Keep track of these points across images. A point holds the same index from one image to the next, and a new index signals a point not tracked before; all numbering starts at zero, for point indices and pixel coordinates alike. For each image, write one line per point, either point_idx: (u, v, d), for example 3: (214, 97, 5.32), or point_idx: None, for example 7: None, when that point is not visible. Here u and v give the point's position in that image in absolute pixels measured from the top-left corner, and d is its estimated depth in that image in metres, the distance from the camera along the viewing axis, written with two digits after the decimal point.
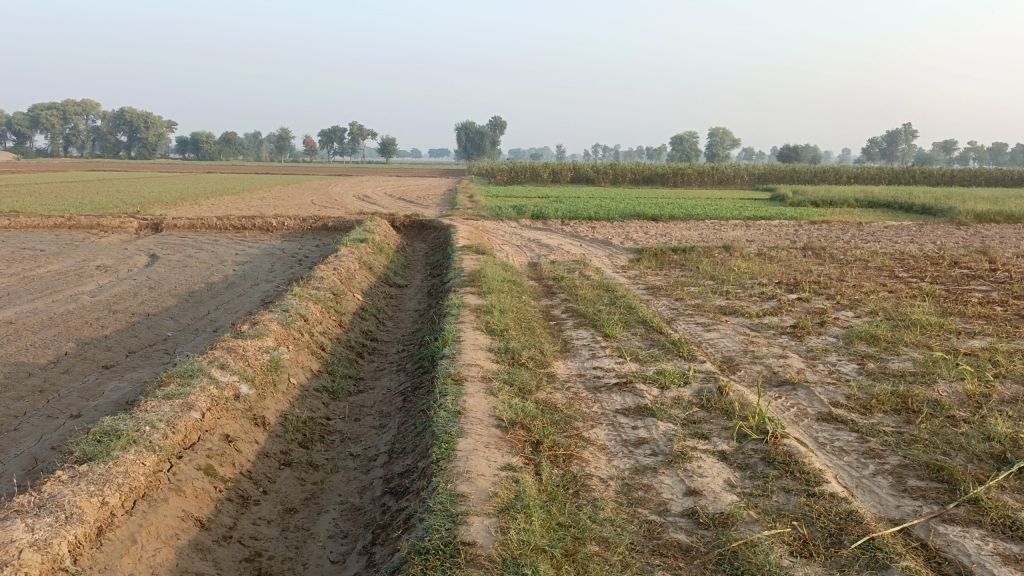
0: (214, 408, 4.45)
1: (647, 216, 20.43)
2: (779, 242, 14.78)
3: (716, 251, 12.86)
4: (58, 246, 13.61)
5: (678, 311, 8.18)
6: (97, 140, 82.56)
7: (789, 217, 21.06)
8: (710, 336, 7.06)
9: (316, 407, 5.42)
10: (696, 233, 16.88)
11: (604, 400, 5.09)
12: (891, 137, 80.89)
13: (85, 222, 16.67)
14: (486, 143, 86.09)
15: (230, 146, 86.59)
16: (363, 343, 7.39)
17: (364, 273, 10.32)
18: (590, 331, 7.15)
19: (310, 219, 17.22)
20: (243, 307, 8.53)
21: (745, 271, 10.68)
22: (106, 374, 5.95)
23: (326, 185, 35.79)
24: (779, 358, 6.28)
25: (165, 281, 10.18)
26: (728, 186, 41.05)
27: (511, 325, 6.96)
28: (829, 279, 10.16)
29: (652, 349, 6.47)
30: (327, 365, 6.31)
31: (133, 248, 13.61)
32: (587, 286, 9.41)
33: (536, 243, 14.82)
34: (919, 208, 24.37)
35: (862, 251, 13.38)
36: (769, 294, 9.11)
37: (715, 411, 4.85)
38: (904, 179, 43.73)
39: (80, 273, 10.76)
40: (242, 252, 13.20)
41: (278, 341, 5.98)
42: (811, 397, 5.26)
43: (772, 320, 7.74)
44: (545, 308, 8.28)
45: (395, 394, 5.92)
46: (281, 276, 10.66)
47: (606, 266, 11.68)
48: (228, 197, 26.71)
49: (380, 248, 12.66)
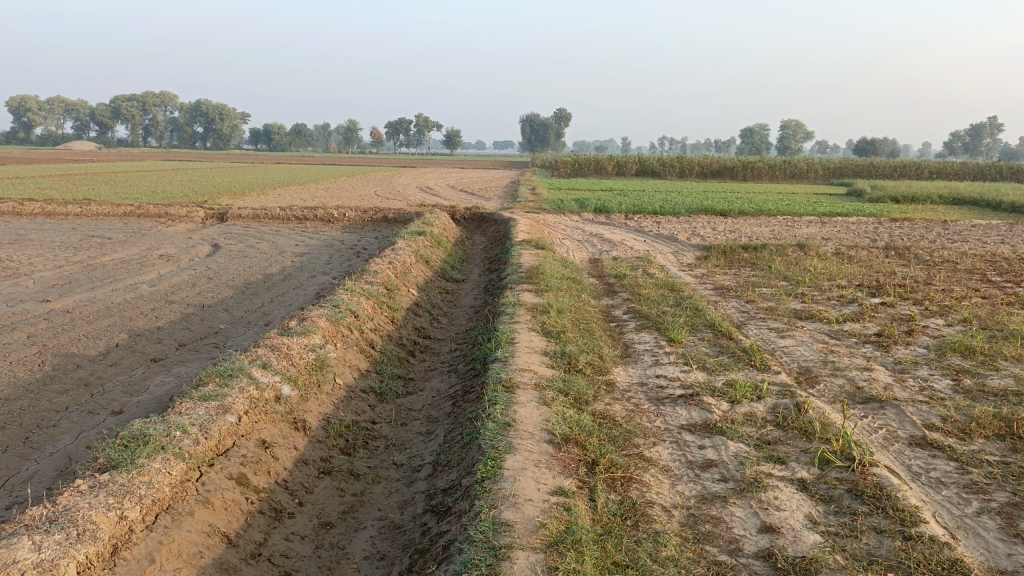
0: (252, 411, 4.21)
1: (715, 210, 19.73)
2: (858, 241, 13.98)
3: (790, 249, 12.19)
4: (125, 234, 13.84)
5: (749, 314, 7.66)
6: (175, 131, 85.45)
7: (867, 214, 20.03)
8: (785, 343, 6.55)
9: (361, 410, 5.15)
10: (767, 229, 16.17)
11: (668, 415, 4.68)
12: (976, 131, 77.18)
13: (154, 211, 16.97)
14: (552, 136, 85.68)
15: (299, 138, 88.24)
16: (415, 341, 7.12)
17: (421, 267, 10.09)
18: (654, 334, 6.72)
19: (372, 211, 17.15)
20: (298, 300, 8.38)
21: (822, 272, 10.04)
22: (154, 368, 5.83)
23: (391, 176, 35.94)
24: (863, 371, 5.75)
25: (223, 272, 10.15)
26: (801, 179, 39.69)
27: (569, 326, 6.59)
28: (915, 282, 9.46)
29: (721, 357, 6.01)
30: (376, 364, 6.06)
31: (197, 237, 13.75)
32: (651, 285, 8.96)
33: (598, 238, 14.37)
34: (1009, 206, 22.94)
35: (950, 252, 12.53)
36: (849, 298, 8.50)
37: (792, 431, 4.39)
38: (992, 176, 41.40)
39: (143, 262, 10.85)
40: (302, 243, 13.16)
41: (326, 338, 5.75)
42: (902, 418, 4.75)
43: (853, 327, 7.17)
44: (605, 308, 7.88)
45: (445, 397, 5.61)
46: (338, 268, 10.52)
47: (672, 264, 11.19)
48: (294, 188, 27.05)
49: (438, 241, 12.44)
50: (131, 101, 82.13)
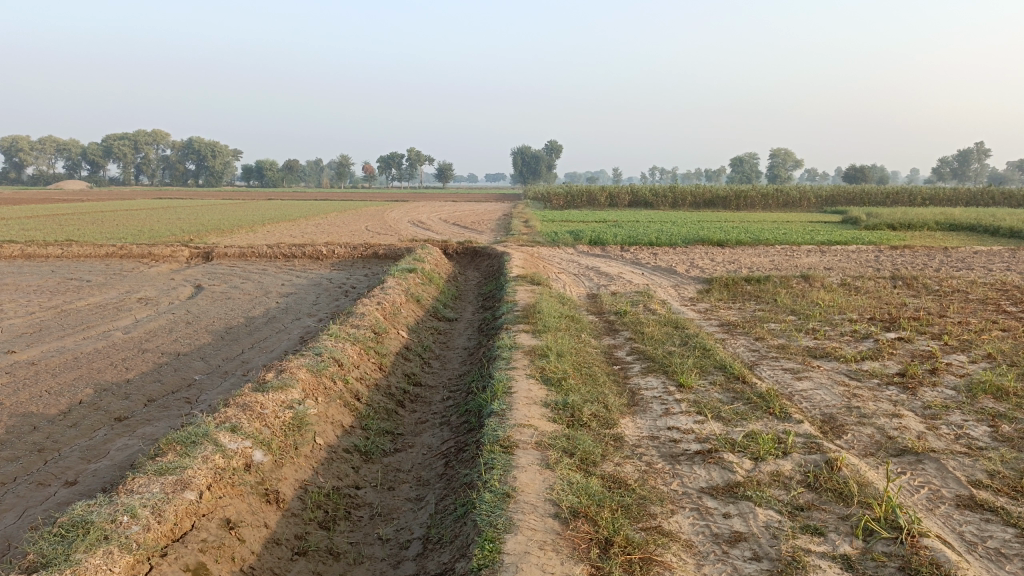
0: (216, 486, 3.72)
1: (712, 240, 19.39)
2: (861, 271, 13.60)
3: (794, 281, 11.79)
4: (106, 276, 13.36)
5: (760, 353, 7.20)
6: (167, 169, 85.37)
7: (866, 242, 19.75)
8: (803, 386, 6.09)
9: (343, 474, 4.65)
10: (767, 259, 15.80)
11: (685, 476, 4.18)
12: (963, 158, 77.77)
13: (137, 252, 16.50)
14: (544, 168, 85.83)
15: (292, 174, 88.23)
16: (405, 390, 6.63)
17: (411, 306, 9.63)
18: (661, 379, 6.25)
19: (362, 247, 16.74)
20: (280, 346, 7.89)
21: (830, 305, 9.63)
22: (117, 429, 5.31)
23: (383, 211, 35.67)
24: (892, 418, 5.27)
25: (204, 315, 9.67)
26: (794, 208, 39.58)
27: (571, 372, 6.11)
28: (929, 315, 9.04)
29: (737, 404, 5.52)
30: (361, 420, 5.56)
31: (180, 278, 13.27)
32: (654, 323, 8.51)
33: (595, 272, 13.96)
34: (1007, 232, 22.71)
35: (959, 281, 12.14)
36: (863, 333, 8.07)
37: (826, 494, 3.92)
38: (985, 201, 41.38)
39: (120, 306, 10.36)
40: (288, 283, 12.69)
41: (305, 393, 5.26)
42: (944, 474, 4.27)
43: (873, 366, 6.72)
44: (607, 348, 7.40)
45: (437, 456, 5.11)
46: (325, 309, 10.05)
47: (673, 298, 10.75)
48: (284, 224, 26.67)
49: (430, 277, 12.01)
50: (123, 140, 82.16)
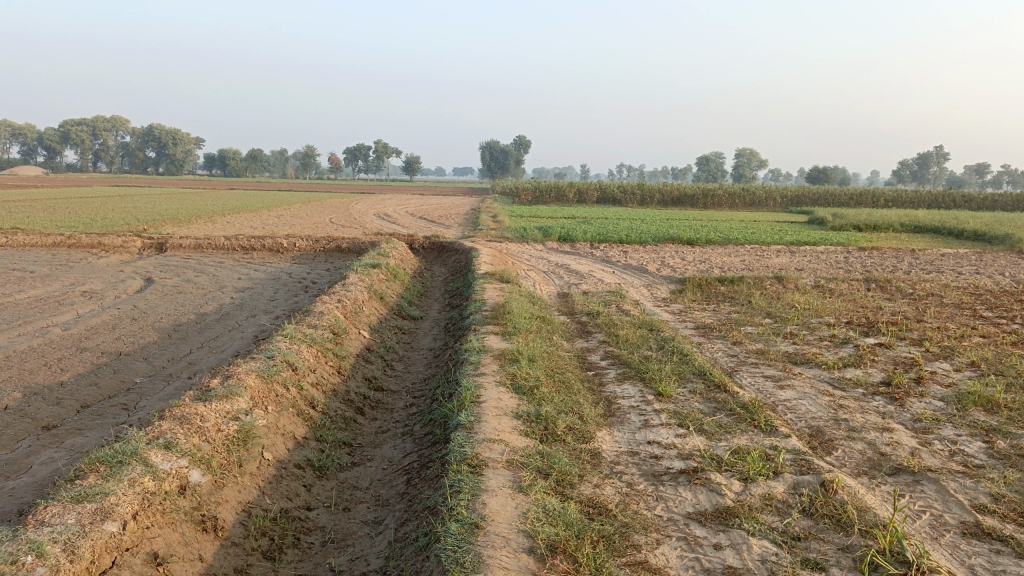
0: (143, 514, 3.27)
1: (682, 238, 19.18)
2: (833, 272, 13.45)
3: (768, 282, 11.56)
4: (50, 267, 12.64)
5: (739, 359, 6.89)
6: (125, 156, 83.24)
7: (835, 243, 19.69)
8: (786, 395, 5.78)
9: (293, 493, 4.21)
10: (738, 259, 15.60)
11: (670, 499, 3.82)
12: (923, 160, 79.26)
13: (86, 241, 15.73)
14: (511, 163, 85.44)
15: (255, 163, 86.64)
16: (365, 396, 6.19)
17: (374, 304, 9.16)
18: (638, 387, 5.90)
19: (324, 240, 16.18)
20: (231, 346, 7.38)
21: (807, 308, 9.40)
22: (43, 440, 4.79)
23: (349, 203, 35.03)
24: (882, 433, 4.98)
25: (152, 311, 9.10)
26: (760, 207, 39.74)
27: (543, 379, 5.72)
28: (906, 320, 8.85)
29: (719, 416, 5.18)
30: (316, 431, 5.12)
31: (130, 270, 12.61)
32: (627, 325, 8.17)
33: (565, 269, 13.61)
34: (971, 234, 22.93)
35: (932, 284, 12.02)
36: (842, 338, 7.82)
37: (824, 522, 3.58)
38: (946, 204, 41.95)
39: (61, 299, 9.72)
40: (245, 277, 12.11)
41: (254, 402, 4.80)
42: (945, 498, 3.98)
43: (856, 374, 6.45)
44: (580, 352, 7.03)
45: (399, 471, 4.69)
46: (282, 306, 9.54)
47: (646, 298, 10.45)
48: (246, 215, 25.89)
49: (395, 273, 11.53)
50: (79, 125, 79.86)
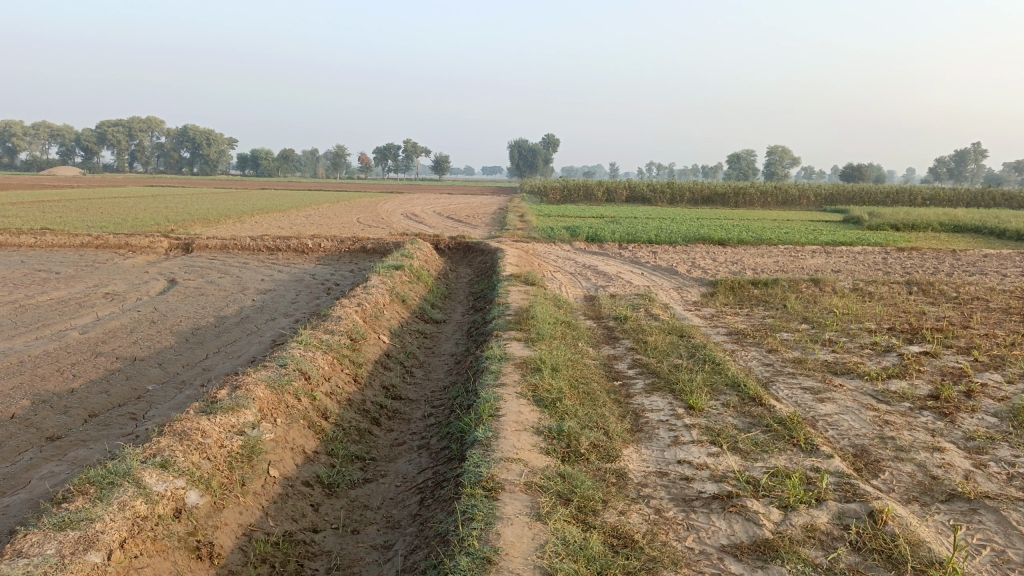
0: (131, 542, 3.06)
1: (713, 238, 18.73)
2: (872, 274, 12.96)
3: (803, 285, 11.14)
4: (75, 268, 12.63)
5: (775, 369, 6.53)
6: (160, 157, 84.48)
7: (872, 243, 19.11)
8: (827, 410, 5.42)
9: (298, 514, 3.96)
10: (772, 260, 15.14)
11: (702, 529, 3.50)
12: (962, 157, 77.38)
13: (113, 242, 15.76)
14: (540, 162, 85.04)
15: (286, 163, 87.38)
16: (381, 405, 5.94)
17: (395, 307, 8.94)
18: (667, 399, 5.58)
19: (349, 240, 16.04)
20: (248, 351, 7.19)
21: (846, 313, 8.98)
22: (46, 452, 4.60)
23: (377, 202, 35.03)
24: (933, 454, 4.61)
25: (171, 313, 8.97)
26: (794, 206, 38.97)
27: (567, 391, 5.42)
28: (952, 326, 8.40)
29: (755, 432, 4.85)
30: (327, 444, 4.88)
31: (154, 271, 12.56)
32: (657, 330, 7.84)
33: (593, 271, 13.31)
34: (1015, 235, 22.15)
35: (978, 287, 11.49)
36: (884, 347, 7.41)
37: (873, 558, 3.25)
38: (986, 202, 40.74)
39: (82, 301, 9.65)
40: (268, 278, 11.98)
41: (262, 414, 4.58)
42: (1007, 530, 3.61)
43: (901, 386, 6.06)
44: (607, 360, 6.73)
45: (412, 489, 4.43)
46: (303, 309, 9.36)
47: (676, 302, 10.11)
48: (274, 215, 25.94)
49: (418, 275, 11.32)
50: (115, 126, 81.16)
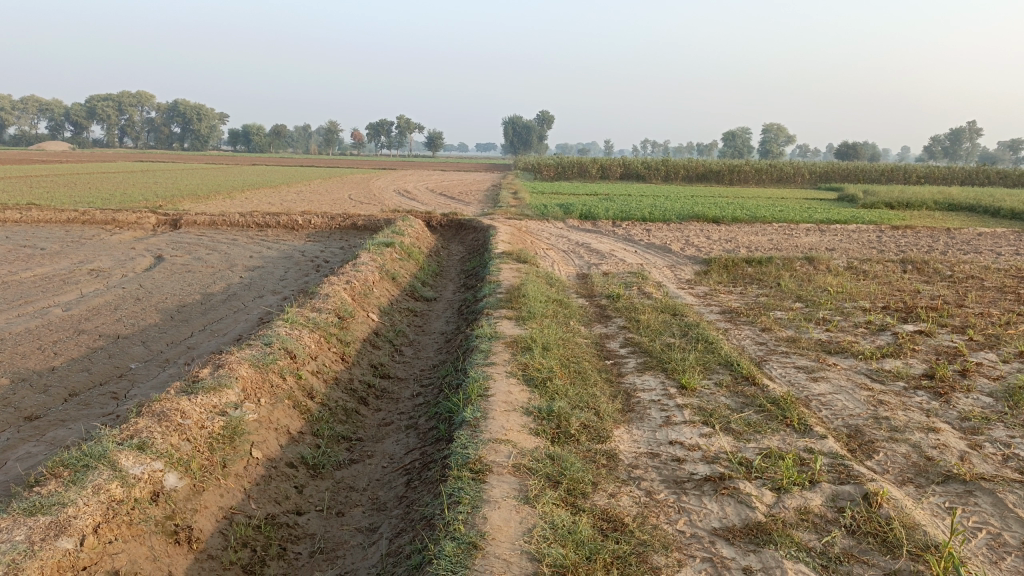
0: (105, 526, 2.97)
1: (707, 216, 18.62)
2: (866, 253, 12.88)
3: (797, 263, 11.05)
4: (61, 244, 12.44)
5: (768, 347, 6.46)
6: (150, 132, 83.62)
7: (866, 221, 19.05)
8: (820, 389, 5.35)
9: (281, 496, 3.88)
10: (766, 238, 15.05)
11: (694, 512, 3.43)
12: (956, 136, 77.27)
13: (100, 218, 15.54)
14: (534, 139, 84.50)
15: (278, 139, 86.63)
16: (369, 385, 5.85)
17: (385, 284, 8.82)
18: (659, 378, 5.50)
19: (340, 217, 15.86)
20: (234, 329, 7.07)
21: (840, 291, 8.91)
22: (23, 432, 4.48)
23: (369, 179, 34.73)
24: (928, 434, 4.55)
25: (157, 291, 8.83)
26: (788, 183, 38.84)
27: (558, 370, 5.34)
28: (946, 305, 8.34)
29: (748, 412, 4.77)
30: (313, 424, 4.79)
31: (141, 248, 12.38)
32: (649, 309, 7.75)
33: (585, 248, 13.19)
34: (1009, 214, 22.11)
35: (972, 266, 11.43)
36: (878, 325, 7.34)
37: (867, 541, 3.18)
38: (980, 180, 40.66)
39: (67, 278, 9.49)
40: (257, 255, 11.83)
41: (245, 394, 4.48)
42: (1003, 512, 3.55)
43: (896, 365, 6.00)
44: (599, 339, 6.64)
45: (399, 471, 4.35)
46: (291, 286, 9.23)
47: (669, 279, 10.02)
48: (265, 191, 25.69)
49: (409, 252, 11.19)
50: (104, 101, 80.17)
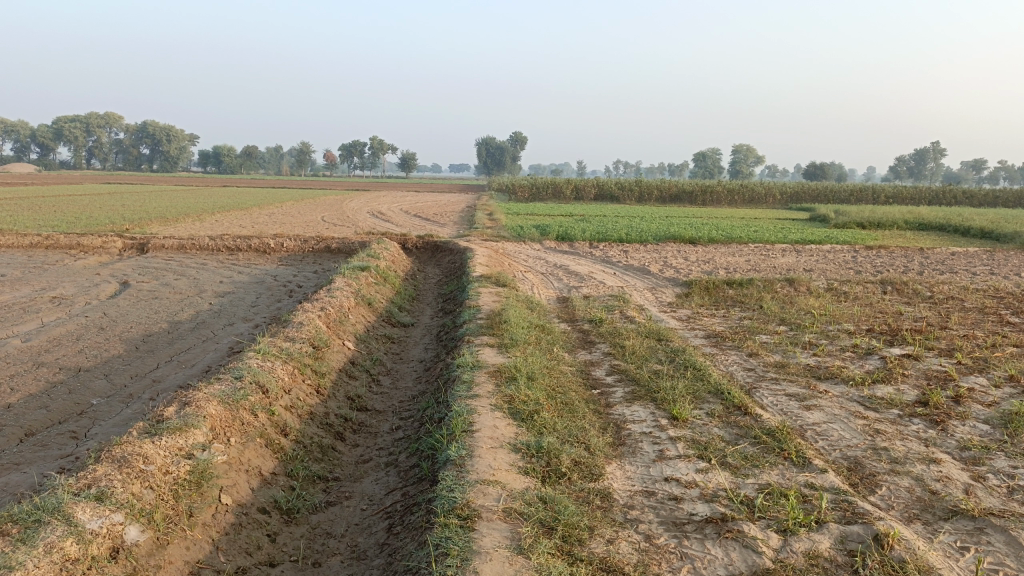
0: None
1: (684, 236, 18.59)
2: (844, 273, 12.87)
3: (778, 285, 10.97)
4: (22, 270, 12.00)
5: (757, 374, 6.30)
6: (119, 154, 82.47)
7: (840, 241, 19.15)
8: (815, 418, 5.19)
9: (253, 547, 3.60)
10: (744, 259, 15.01)
11: (697, 558, 3.22)
12: (920, 156, 78.91)
13: (64, 242, 15.08)
14: (507, 160, 84.69)
15: (250, 160, 85.89)
16: (346, 419, 5.58)
17: (361, 310, 8.55)
18: (649, 409, 5.30)
19: (313, 240, 15.56)
20: (202, 360, 6.76)
21: (823, 314, 8.81)
22: None
23: (342, 200, 34.44)
24: (930, 466, 4.40)
25: (122, 319, 8.48)
26: (760, 203, 39.18)
27: (545, 402, 5.12)
28: (930, 327, 8.28)
29: (744, 445, 4.59)
30: (286, 464, 4.51)
31: (106, 273, 11.98)
32: (633, 334, 7.58)
33: (564, 271, 13.04)
34: (978, 232, 22.41)
35: (950, 286, 11.44)
36: (865, 349, 7.23)
37: None
38: (947, 200, 41.37)
39: (27, 306, 9.09)
40: (227, 280, 11.49)
41: (214, 434, 4.20)
42: (1018, 552, 3.38)
43: (888, 392, 5.86)
44: (584, 367, 6.44)
45: (380, 514, 4.09)
46: (263, 313, 8.92)
47: (651, 303, 9.87)
48: (236, 213, 25.27)
49: (385, 276, 10.93)
50: (72, 122, 78.98)
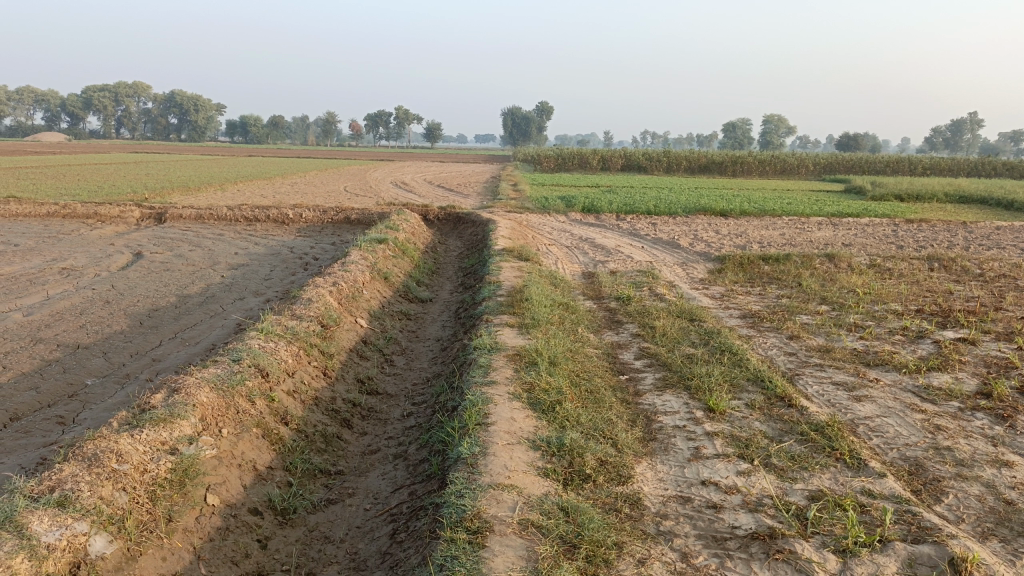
0: None
1: (715, 208, 17.92)
2: (885, 249, 12.19)
3: (817, 261, 10.37)
4: (37, 240, 11.77)
5: (800, 360, 5.81)
6: (147, 123, 82.72)
7: (879, 214, 18.37)
8: (867, 412, 4.70)
9: (240, 555, 3.22)
10: (778, 233, 14.38)
11: None
12: (957, 127, 76.64)
13: (81, 211, 14.83)
14: (533, 130, 83.66)
15: (275, 130, 85.77)
16: (354, 404, 5.19)
17: (376, 285, 8.15)
18: (682, 399, 4.84)
19: (332, 210, 15.17)
20: (207, 338, 6.41)
21: (867, 293, 8.24)
22: None
23: (366, 170, 33.97)
24: (1003, 470, 3.90)
25: (129, 292, 8.17)
26: (791, 175, 38.13)
27: (568, 392, 4.67)
28: (986, 308, 7.67)
29: (791, 442, 4.12)
30: (285, 457, 4.13)
31: (120, 243, 11.70)
32: (664, 313, 7.09)
33: (590, 244, 12.53)
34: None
35: (1001, 263, 10.74)
36: (916, 332, 6.68)
37: None
38: (987, 171, 39.85)
39: (34, 278, 8.82)
40: (242, 252, 11.14)
41: (203, 425, 3.82)
42: None
43: (945, 381, 5.34)
44: (611, 350, 5.97)
45: (385, 516, 3.69)
46: (275, 288, 8.57)
47: (682, 279, 9.36)
48: (257, 183, 24.98)
49: (404, 248, 10.52)
50: (101, 92, 79.24)
